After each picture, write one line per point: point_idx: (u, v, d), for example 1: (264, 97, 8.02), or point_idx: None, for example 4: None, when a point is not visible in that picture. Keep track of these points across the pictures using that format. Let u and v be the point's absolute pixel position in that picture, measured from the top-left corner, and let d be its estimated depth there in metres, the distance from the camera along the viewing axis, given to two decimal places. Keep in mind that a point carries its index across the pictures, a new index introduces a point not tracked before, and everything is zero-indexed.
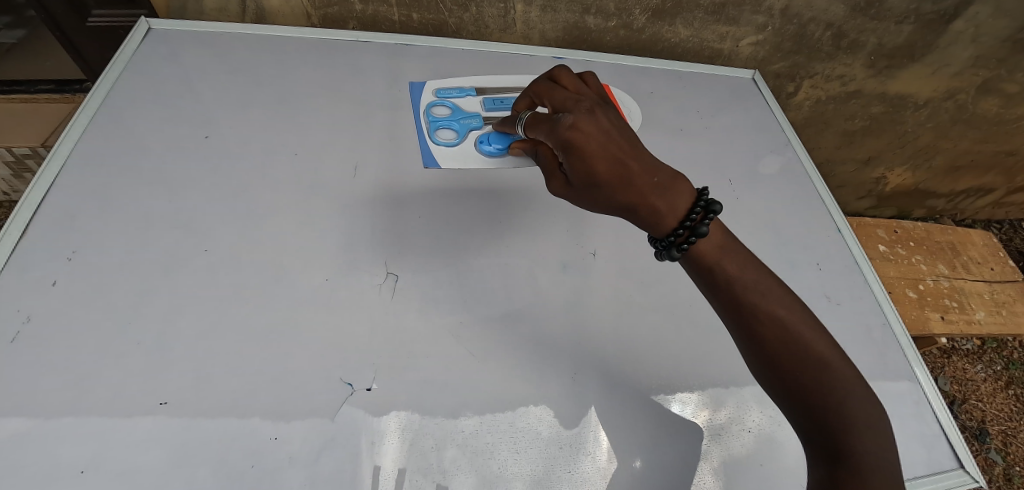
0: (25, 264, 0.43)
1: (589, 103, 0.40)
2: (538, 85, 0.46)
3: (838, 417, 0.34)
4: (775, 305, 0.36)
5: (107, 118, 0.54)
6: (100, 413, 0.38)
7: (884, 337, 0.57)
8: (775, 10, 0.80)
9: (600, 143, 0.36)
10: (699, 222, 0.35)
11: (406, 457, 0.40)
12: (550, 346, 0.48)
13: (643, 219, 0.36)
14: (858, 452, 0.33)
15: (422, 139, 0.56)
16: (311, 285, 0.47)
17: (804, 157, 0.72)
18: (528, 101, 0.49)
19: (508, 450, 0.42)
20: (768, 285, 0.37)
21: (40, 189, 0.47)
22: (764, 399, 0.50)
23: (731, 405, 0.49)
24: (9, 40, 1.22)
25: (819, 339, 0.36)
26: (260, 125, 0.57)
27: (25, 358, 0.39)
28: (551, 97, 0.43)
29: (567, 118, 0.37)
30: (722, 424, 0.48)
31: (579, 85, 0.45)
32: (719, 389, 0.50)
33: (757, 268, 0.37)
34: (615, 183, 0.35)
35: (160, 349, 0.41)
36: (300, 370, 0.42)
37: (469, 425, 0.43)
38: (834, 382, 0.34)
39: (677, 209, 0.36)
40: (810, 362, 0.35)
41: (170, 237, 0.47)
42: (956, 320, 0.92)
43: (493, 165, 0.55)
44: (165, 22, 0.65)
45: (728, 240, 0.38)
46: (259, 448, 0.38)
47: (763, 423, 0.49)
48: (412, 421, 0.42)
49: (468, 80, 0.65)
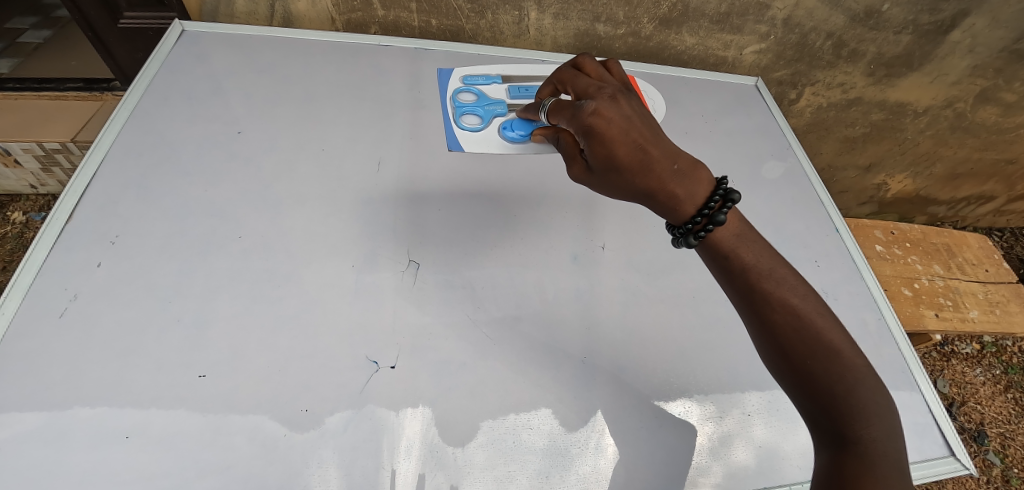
0: (72, 246, 0.47)
1: (611, 91, 0.43)
2: (562, 72, 0.49)
3: (847, 405, 0.36)
4: (789, 294, 0.38)
5: (145, 114, 0.58)
6: (144, 382, 0.41)
7: (879, 331, 0.59)
8: (779, 19, 0.83)
9: (621, 129, 0.39)
10: (717, 210, 0.38)
11: (424, 444, 0.43)
12: (560, 331, 0.51)
13: (662, 205, 0.39)
14: (866, 439, 0.35)
15: (448, 125, 0.61)
16: (337, 270, 0.50)
17: (805, 161, 0.75)
18: (551, 88, 0.52)
19: (519, 444, 0.45)
20: (782, 274, 0.39)
21: (85, 178, 0.51)
22: (767, 409, 0.52)
23: (734, 415, 0.51)
24: (36, 40, 1.28)
25: (830, 327, 0.38)
26: (289, 122, 0.61)
27: (74, 332, 0.42)
28: (575, 85, 0.46)
29: (589, 104, 0.40)
30: (726, 433, 0.50)
31: (602, 72, 0.48)
32: (722, 398, 0.52)
33: (772, 257, 0.40)
34: (635, 169, 0.38)
35: (198, 326, 0.44)
36: (328, 349, 0.45)
37: (479, 426, 0.45)
38: (843, 370, 0.37)
39: (696, 196, 0.39)
40: (821, 351, 0.37)
41: (205, 224, 0.51)
42: (950, 318, 0.94)
43: (514, 151, 0.60)
44: (198, 24, 0.69)
45: (745, 229, 0.40)
46: (291, 419, 0.41)
47: (766, 434, 0.51)
48: (424, 419, 0.44)
49: (495, 69, 0.71)
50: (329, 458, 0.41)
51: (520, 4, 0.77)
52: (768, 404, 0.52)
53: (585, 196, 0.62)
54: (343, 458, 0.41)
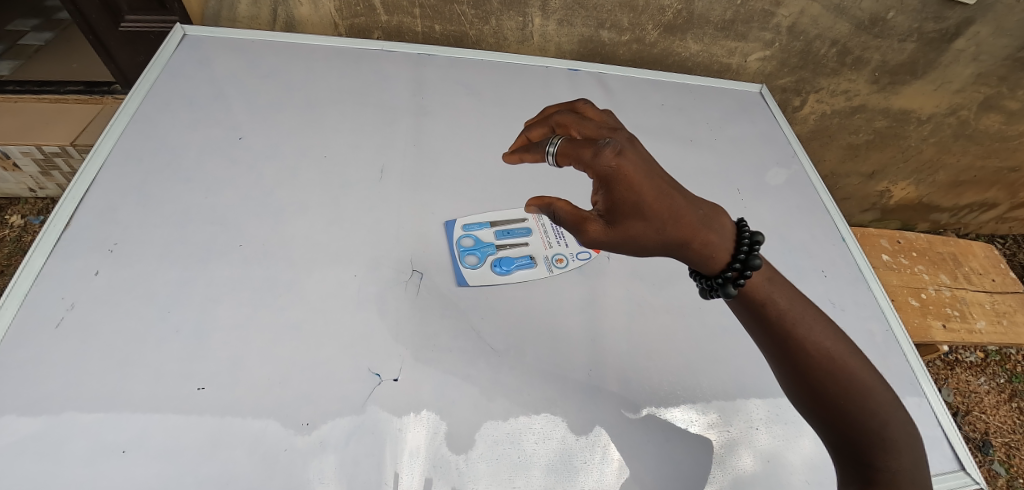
0: (71, 253, 0.46)
1: (623, 135, 0.42)
2: (562, 116, 0.47)
3: (876, 438, 0.36)
4: (819, 334, 0.37)
5: (147, 119, 0.57)
6: (143, 393, 0.40)
7: (887, 342, 0.58)
8: (783, 27, 0.83)
9: (646, 173, 0.38)
10: (750, 255, 0.37)
11: (429, 453, 0.42)
12: (565, 342, 0.50)
13: (696, 254, 0.39)
14: (894, 470, 0.35)
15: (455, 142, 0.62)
16: (339, 280, 0.49)
17: (810, 168, 0.74)
18: (542, 131, 0.50)
19: (523, 457, 0.43)
20: (810, 314, 0.38)
21: (84, 184, 0.50)
22: (772, 419, 0.51)
23: (737, 425, 0.50)
24: (37, 42, 1.27)
25: (860, 364, 0.37)
26: (291, 128, 0.60)
27: (71, 342, 0.42)
28: (579, 129, 0.45)
29: (613, 146, 0.38)
30: (728, 443, 0.49)
31: (603, 117, 0.48)
32: (725, 407, 0.51)
33: (798, 296, 0.39)
34: (666, 218, 0.38)
35: (198, 335, 0.44)
36: (330, 359, 0.44)
37: (482, 434, 0.44)
38: (873, 405, 0.36)
39: (725, 245, 0.39)
40: (856, 394, 0.36)
41: (206, 231, 0.50)
42: (957, 329, 0.93)
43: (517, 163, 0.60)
44: (200, 29, 0.68)
45: (771, 270, 0.39)
46: (292, 432, 0.40)
47: (770, 444, 0.50)
48: (429, 425, 0.43)
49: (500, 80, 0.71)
50: (329, 473, 0.39)
51: (524, 10, 0.77)
52: (772, 414, 0.52)
53: (589, 204, 0.61)
54: (345, 472, 0.40)
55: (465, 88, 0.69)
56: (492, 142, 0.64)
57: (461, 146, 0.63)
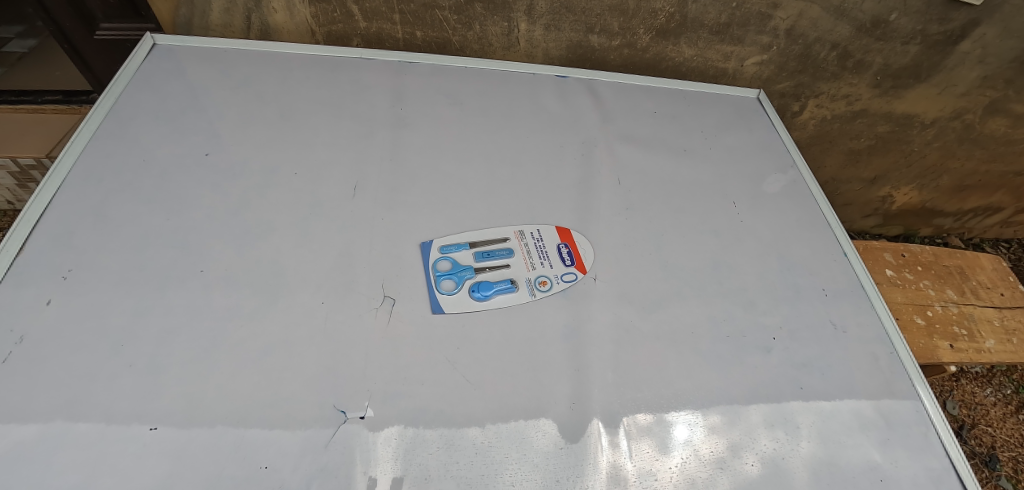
0: (22, 281, 0.43)
1: None
2: None
3: None
4: None
5: (110, 134, 0.54)
6: (88, 438, 0.37)
7: (892, 366, 0.55)
8: (781, 30, 0.80)
9: None
10: None
11: (403, 479, 0.39)
12: (547, 373, 0.46)
13: None
14: None
15: (435, 159, 0.60)
16: (306, 307, 0.46)
17: (809, 177, 0.70)
18: None
19: (506, 477, 0.40)
20: None
21: (40, 206, 0.47)
22: (775, 426, 0.48)
23: (736, 430, 0.47)
24: (20, 49, 1.24)
25: None
26: (261, 143, 0.57)
27: (16, 379, 0.38)
28: None
29: None
30: (725, 449, 0.46)
31: None
32: (725, 410, 0.48)
33: None
34: None
35: (153, 371, 0.41)
36: (294, 395, 0.41)
37: (461, 452, 0.41)
38: None
39: None
40: None
41: (167, 255, 0.47)
42: (965, 348, 0.90)
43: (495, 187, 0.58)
44: (170, 37, 0.65)
45: None
46: (250, 476, 0.37)
47: (771, 452, 0.46)
48: (408, 445, 0.40)
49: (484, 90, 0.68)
50: None
51: (509, 15, 0.74)
52: (775, 419, 0.48)
53: (576, 222, 0.58)
54: None
55: (447, 97, 0.66)
56: (474, 155, 0.61)
57: (441, 160, 0.60)
